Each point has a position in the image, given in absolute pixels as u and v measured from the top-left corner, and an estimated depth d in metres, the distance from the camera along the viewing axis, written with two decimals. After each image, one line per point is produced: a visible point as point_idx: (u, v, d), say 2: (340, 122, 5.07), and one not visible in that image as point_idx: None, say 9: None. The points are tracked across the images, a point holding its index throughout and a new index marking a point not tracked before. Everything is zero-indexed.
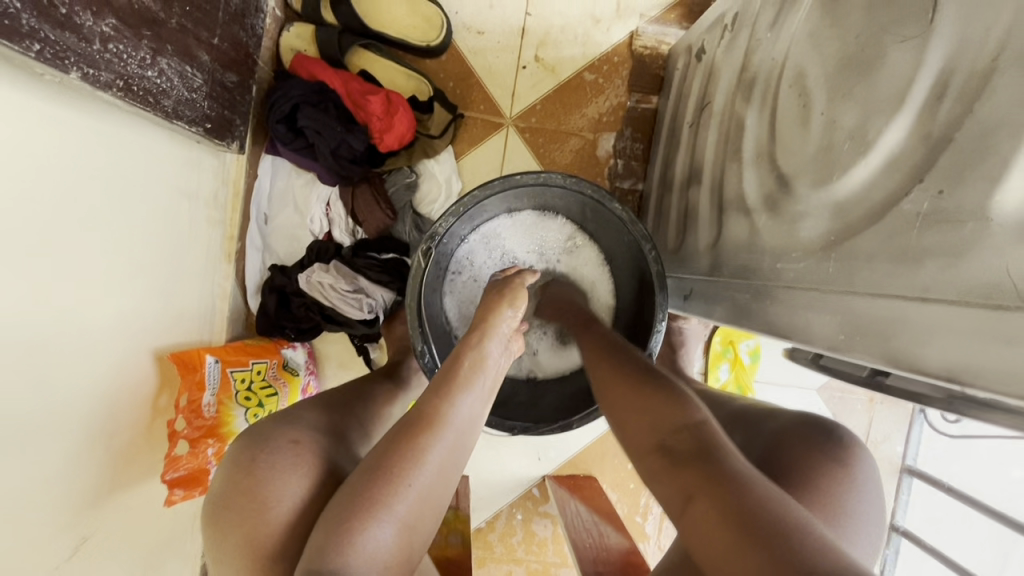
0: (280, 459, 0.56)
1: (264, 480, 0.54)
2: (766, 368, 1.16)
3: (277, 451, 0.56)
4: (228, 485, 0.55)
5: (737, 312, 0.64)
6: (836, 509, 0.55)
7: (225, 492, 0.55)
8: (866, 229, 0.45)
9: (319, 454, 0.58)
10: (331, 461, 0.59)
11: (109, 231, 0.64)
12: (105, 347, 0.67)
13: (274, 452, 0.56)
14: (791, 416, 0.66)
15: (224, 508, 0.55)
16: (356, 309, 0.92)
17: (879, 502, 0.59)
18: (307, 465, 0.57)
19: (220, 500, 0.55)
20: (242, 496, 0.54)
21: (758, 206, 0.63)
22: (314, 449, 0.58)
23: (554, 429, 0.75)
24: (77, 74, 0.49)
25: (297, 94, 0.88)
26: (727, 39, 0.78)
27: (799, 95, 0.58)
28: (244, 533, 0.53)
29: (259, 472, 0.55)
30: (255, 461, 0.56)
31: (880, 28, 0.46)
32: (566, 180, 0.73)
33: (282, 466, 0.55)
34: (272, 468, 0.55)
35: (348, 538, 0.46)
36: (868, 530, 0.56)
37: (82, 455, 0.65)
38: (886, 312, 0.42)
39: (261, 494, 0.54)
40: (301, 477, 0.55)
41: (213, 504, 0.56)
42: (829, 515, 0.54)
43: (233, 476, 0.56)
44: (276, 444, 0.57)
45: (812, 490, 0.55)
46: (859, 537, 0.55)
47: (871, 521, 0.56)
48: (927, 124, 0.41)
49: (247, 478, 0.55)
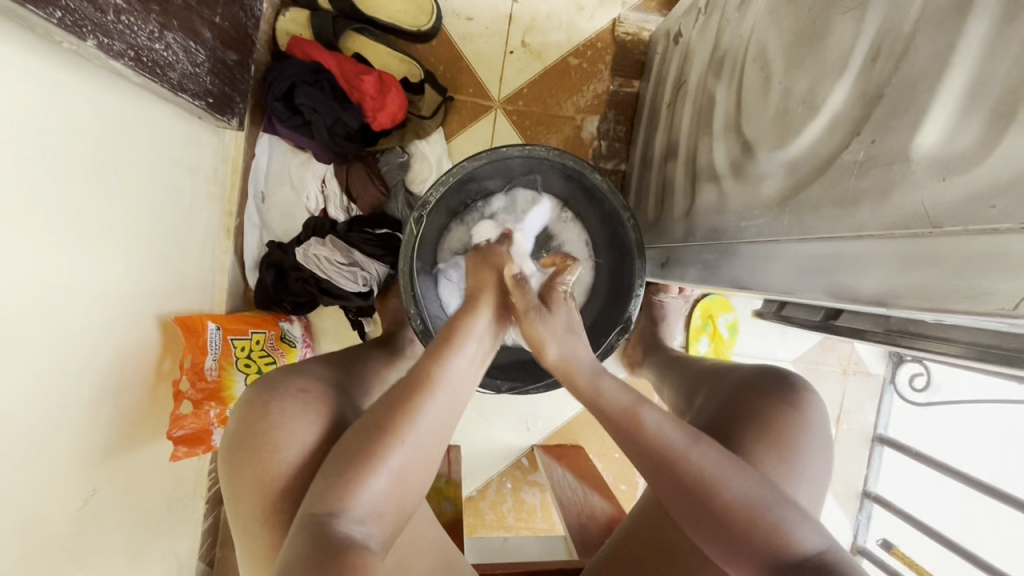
0: (290, 405, 0.60)
1: (275, 422, 0.58)
2: (744, 342, 1.22)
3: (288, 398, 0.60)
4: (240, 428, 0.59)
5: (708, 272, 0.69)
6: (788, 448, 0.61)
7: (236, 433, 0.59)
8: (814, 181, 0.50)
9: (326, 404, 0.63)
10: (335, 411, 0.63)
11: (118, 198, 0.68)
12: (114, 309, 0.70)
13: (284, 399, 0.60)
14: (750, 368, 0.71)
15: (237, 446, 0.59)
16: (352, 281, 0.97)
17: (827, 437, 0.64)
18: (314, 412, 0.61)
19: (231, 440, 0.59)
20: (253, 436, 0.58)
21: (726, 172, 0.68)
22: (321, 399, 0.63)
23: (538, 388, 0.80)
24: (93, 42, 0.53)
25: (294, 74, 0.92)
26: (700, 21, 0.83)
27: (761, 67, 0.63)
28: (255, 469, 0.57)
29: (271, 416, 0.59)
30: (266, 406, 0.60)
31: (827, 1, 0.52)
32: (549, 152, 0.79)
33: (291, 412, 0.59)
34: (282, 413, 0.59)
35: (346, 488, 0.50)
36: (816, 462, 0.62)
37: (92, 410, 0.69)
38: (829, 252, 0.47)
39: (270, 435, 0.58)
40: (309, 422, 0.60)
41: (225, 445, 0.60)
42: (781, 454, 0.60)
43: (245, 419, 0.60)
44: (286, 391, 0.61)
45: (767, 431, 0.61)
46: (807, 472, 0.61)
47: (817, 454, 0.62)
48: (864, 83, 0.46)
49: (259, 421, 0.59)
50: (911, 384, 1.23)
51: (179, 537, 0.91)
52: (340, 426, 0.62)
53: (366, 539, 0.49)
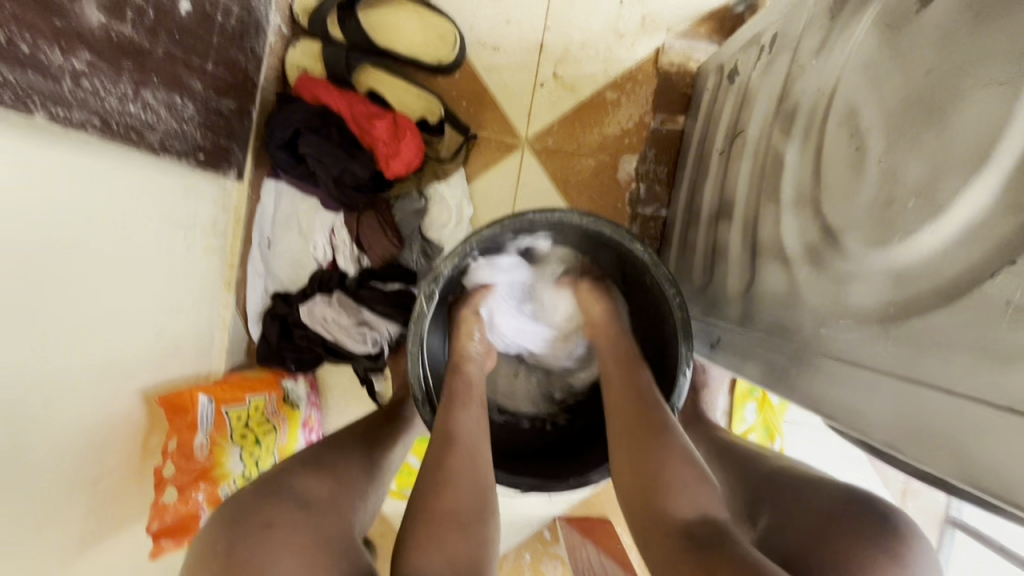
0: (253, 548, 0.46)
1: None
2: (796, 409, 1.08)
3: (254, 538, 0.47)
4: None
5: (772, 373, 0.58)
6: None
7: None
8: (937, 308, 0.38)
9: (304, 530, 0.50)
10: (317, 541, 0.50)
11: (96, 270, 0.61)
12: (89, 391, 0.63)
13: (248, 539, 0.47)
14: (839, 492, 0.57)
15: None
16: (359, 342, 0.89)
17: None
18: (292, 550, 0.47)
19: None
20: None
21: (798, 257, 0.56)
22: (297, 531, 0.49)
23: (564, 487, 0.69)
24: (44, 115, 0.46)
25: (298, 120, 0.84)
26: (764, 61, 0.71)
27: (851, 135, 0.51)
28: None
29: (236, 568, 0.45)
30: (227, 556, 0.46)
31: (957, 68, 0.40)
32: (583, 219, 0.68)
33: (263, 558, 0.46)
34: (248, 561, 0.45)
35: (426, 545, 0.52)
36: None
37: (65, 507, 0.62)
38: (968, 418, 0.35)
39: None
40: (293, 555, 0.47)
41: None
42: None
43: (201, 572, 0.46)
44: (245, 529, 0.48)
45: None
46: None
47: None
48: (1020, 192, 0.34)
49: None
50: None
51: None
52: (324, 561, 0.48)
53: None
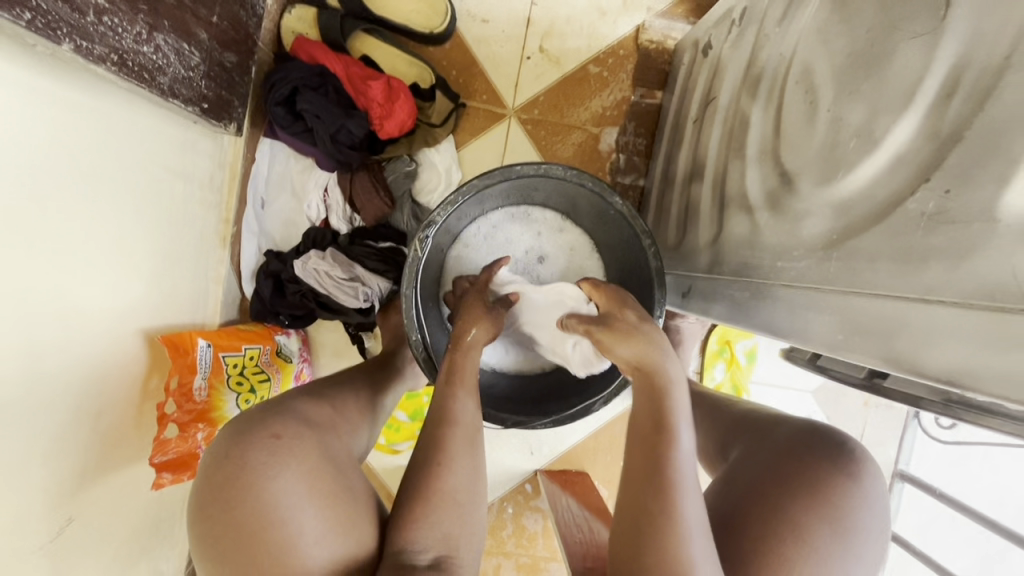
0: (261, 455, 0.51)
1: (255, 478, 0.50)
2: (761, 370, 1.16)
3: (258, 445, 0.52)
4: (211, 491, 0.50)
5: (736, 310, 0.64)
6: (835, 523, 0.52)
7: (213, 497, 0.50)
8: (868, 228, 0.45)
9: (307, 445, 0.54)
10: (317, 449, 0.55)
11: (102, 208, 0.64)
12: (95, 326, 0.66)
13: (254, 445, 0.52)
14: (793, 427, 0.63)
15: (209, 500, 0.50)
16: (351, 297, 0.92)
17: (882, 520, 0.55)
18: (293, 456, 0.52)
19: (210, 503, 0.50)
20: (226, 489, 0.50)
21: (760, 203, 0.62)
22: (297, 442, 0.54)
23: (546, 423, 0.74)
24: (69, 45, 0.49)
25: (297, 78, 0.88)
26: (734, 34, 0.77)
27: (806, 91, 0.57)
28: (232, 525, 0.49)
29: (246, 470, 0.50)
30: (237, 460, 0.51)
31: (891, 24, 0.46)
32: (567, 173, 0.73)
33: (270, 462, 0.51)
34: (255, 464, 0.50)
35: (423, 522, 0.54)
36: (869, 539, 0.54)
37: (71, 435, 0.64)
38: (890, 313, 0.41)
39: (255, 490, 0.49)
40: (295, 465, 0.52)
41: (200, 513, 0.51)
42: (831, 525, 0.52)
43: (214, 470, 0.51)
44: (254, 438, 0.52)
45: (822, 506, 0.53)
46: (861, 546, 0.53)
47: (874, 523, 0.54)
48: (935, 121, 0.40)
49: (236, 475, 0.50)
50: (936, 420, 1.17)
51: (164, 560, 0.87)
52: (322, 468, 0.53)
53: (436, 563, 0.52)
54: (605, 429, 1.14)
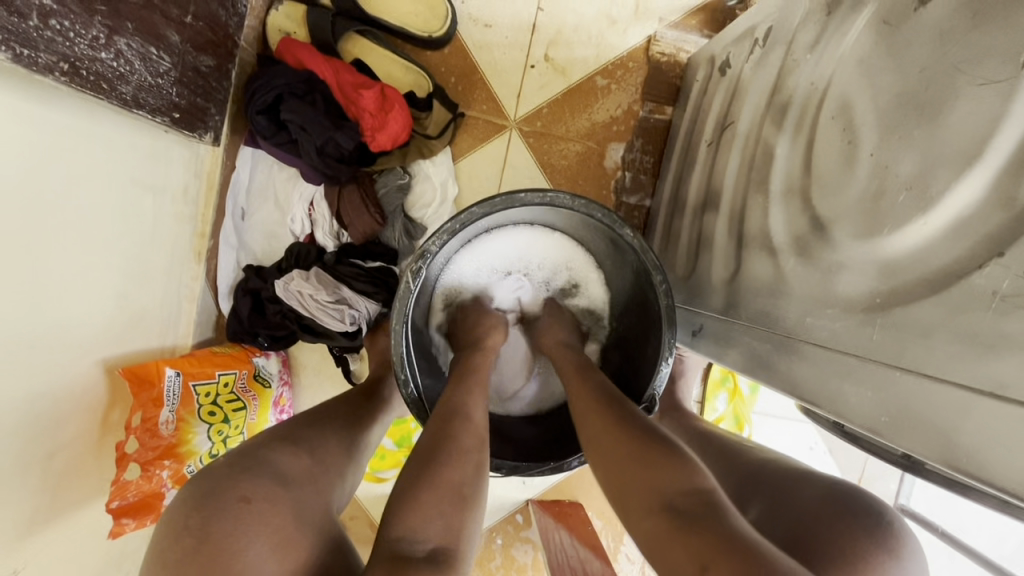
0: (227, 526, 0.44)
1: (221, 557, 0.43)
2: (764, 400, 1.12)
3: (224, 516, 0.45)
4: (166, 568, 0.43)
5: (755, 360, 0.59)
6: None
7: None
8: (920, 298, 0.40)
9: (279, 511, 0.48)
10: (292, 515, 0.49)
11: (56, 228, 0.57)
12: (45, 359, 0.59)
13: (218, 516, 0.45)
14: (816, 491, 0.59)
15: None
16: (337, 320, 0.85)
17: None
18: (266, 527, 0.46)
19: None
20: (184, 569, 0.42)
21: (785, 247, 0.57)
22: (269, 508, 0.47)
23: (544, 471, 0.69)
24: (6, 54, 0.43)
25: (282, 83, 0.81)
26: (757, 55, 0.72)
27: (843, 129, 0.52)
28: None
29: (210, 547, 0.43)
30: (199, 530, 0.44)
31: (951, 66, 0.41)
32: (574, 201, 0.67)
33: (238, 537, 0.44)
34: (220, 540, 0.43)
35: (424, 512, 0.49)
36: None
37: (17, 482, 0.58)
38: (950, 403, 0.36)
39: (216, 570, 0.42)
40: (265, 539, 0.45)
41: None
42: None
43: (171, 546, 0.44)
44: (220, 504, 0.46)
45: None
46: None
47: None
48: (1008, 186, 0.35)
49: (195, 551, 0.43)
50: None
51: None
52: (295, 540, 0.47)
53: (434, 553, 0.47)
54: None
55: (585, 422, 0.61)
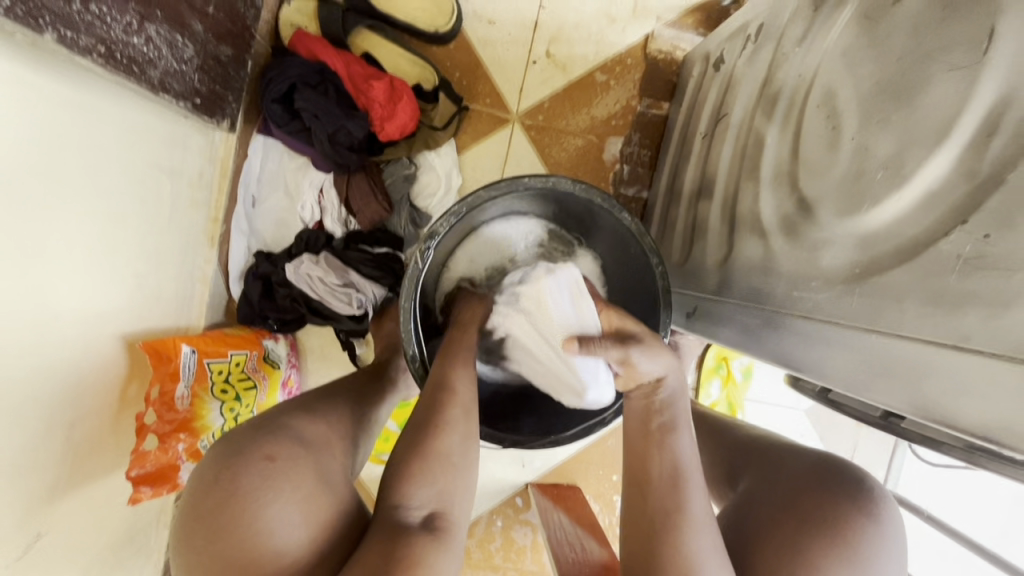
0: (253, 480, 0.47)
1: (248, 507, 0.46)
2: (755, 387, 1.15)
3: (249, 470, 0.48)
4: (198, 518, 0.46)
5: (745, 336, 0.63)
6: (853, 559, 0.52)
7: (199, 525, 0.46)
8: (895, 266, 0.44)
9: (302, 466, 0.51)
10: (315, 471, 0.51)
11: (83, 204, 0.60)
12: (70, 330, 0.62)
13: (246, 470, 0.48)
14: (808, 459, 0.62)
15: (194, 530, 0.46)
16: (344, 303, 0.89)
17: (900, 554, 0.54)
18: (288, 481, 0.48)
19: (195, 533, 0.46)
20: (215, 519, 0.46)
21: (773, 228, 0.61)
22: (293, 465, 0.50)
23: (545, 444, 0.74)
24: (52, 35, 0.50)
25: (295, 73, 0.84)
26: (748, 50, 0.76)
27: (828, 116, 0.55)
28: (219, 559, 0.45)
29: (237, 498, 0.46)
30: (228, 484, 0.47)
31: (924, 54, 0.45)
32: (576, 187, 0.70)
33: (263, 490, 0.47)
34: (245, 491, 0.46)
35: (420, 478, 0.53)
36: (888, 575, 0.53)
37: (42, 446, 0.60)
38: (921, 358, 0.40)
39: (242, 519, 0.45)
40: (290, 489, 0.48)
41: (185, 540, 0.46)
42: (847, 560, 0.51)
43: (200, 497, 0.47)
44: (246, 460, 0.48)
45: (841, 545, 0.52)
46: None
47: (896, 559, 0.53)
48: (972, 161, 0.39)
49: (225, 501, 0.46)
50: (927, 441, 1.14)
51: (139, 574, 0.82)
52: (318, 493, 0.50)
53: (431, 517, 0.51)
54: (598, 443, 1.12)
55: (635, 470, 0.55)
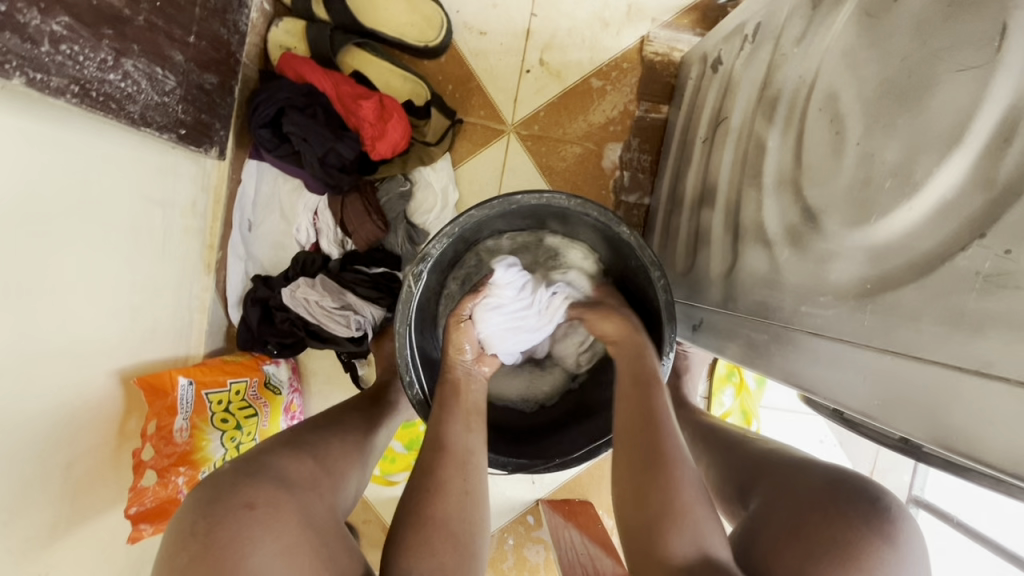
0: (234, 530, 0.45)
1: (229, 557, 0.44)
2: (769, 394, 1.12)
3: (229, 518, 0.46)
4: (178, 574, 0.44)
5: (752, 352, 0.60)
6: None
7: None
8: (907, 282, 0.41)
9: (284, 512, 0.49)
10: (297, 517, 0.50)
11: (71, 243, 0.59)
12: (64, 369, 0.61)
13: (224, 518, 0.46)
14: (820, 476, 0.59)
15: None
16: (343, 326, 0.87)
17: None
18: (268, 528, 0.46)
19: None
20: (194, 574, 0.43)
21: (778, 239, 0.58)
22: (274, 511, 0.48)
23: (550, 467, 0.70)
24: (21, 79, 0.46)
25: (283, 97, 0.83)
26: (746, 51, 0.73)
27: (831, 120, 0.52)
28: None
29: (217, 549, 0.44)
30: (207, 534, 0.45)
31: (930, 54, 0.42)
32: (571, 201, 0.68)
33: (245, 538, 0.45)
34: (226, 541, 0.45)
35: (420, 553, 0.51)
36: None
37: (40, 490, 0.60)
38: (938, 383, 0.37)
39: (224, 571, 0.43)
40: (272, 539, 0.46)
41: None
42: None
43: (178, 551, 0.45)
44: (226, 509, 0.47)
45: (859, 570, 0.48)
46: None
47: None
48: (987, 169, 0.36)
49: (207, 553, 0.44)
50: None
51: None
52: (302, 539, 0.48)
53: None
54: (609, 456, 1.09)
55: (622, 442, 0.60)
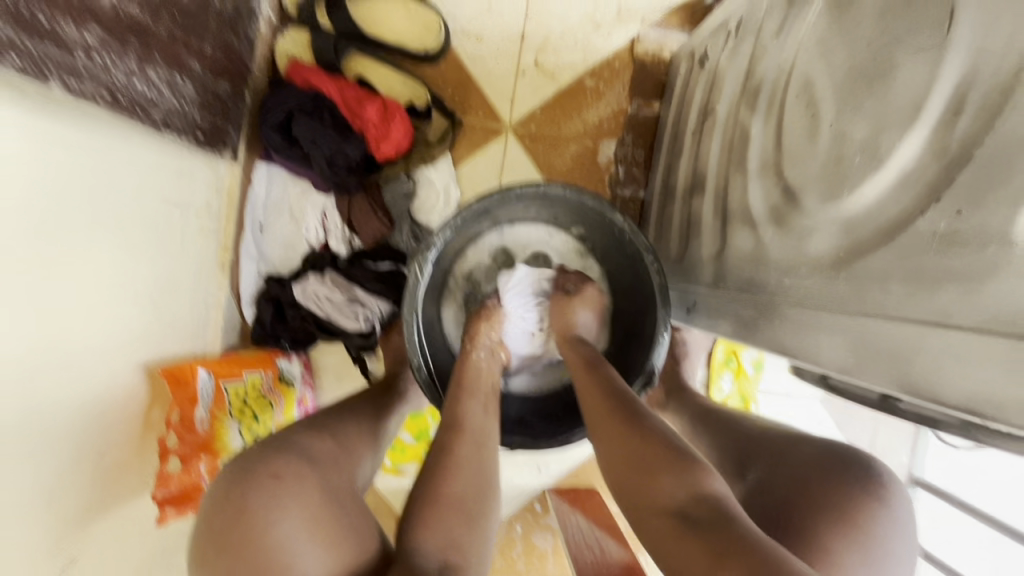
0: (260, 497, 0.49)
1: (255, 522, 0.47)
2: (767, 379, 1.14)
3: (255, 488, 0.50)
4: (213, 534, 0.48)
5: (742, 327, 0.63)
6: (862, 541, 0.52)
7: (210, 544, 0.48)
8: (876, 248, 0.44)
9: (306, 481, 0.53)
10: (318, 487, 0.53)
11: (101, 242, 0.63)
12: (94, 361, 0.65)
13: (251, 487, 0.50)
14: (815, 448, 0.62)
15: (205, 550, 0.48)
16: (352, 319, 0.93)
17: (909, 537, 0.54)
18: (290, 497, 0.50)
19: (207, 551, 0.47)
20: (224, 537, 0.47)
21: (763, 220, 0.61)
22: (296, 480, 0.52)
23: (553, 443, 0.74)
24: (59, 83, 0.52)
25: (292, 103, 0.88)
26: (730, 45, 0.77)
27: (807, 104, 0.56)
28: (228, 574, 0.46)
29: (245, 514, 0.48)
30: (237, 501, 0.49)
31: (890, 39, 0.45)
32: (566, 191, 0.72)
33: (269, 505, 0.49)
34: (252, 507, 0.48)
35: (432, 526, 0.55)
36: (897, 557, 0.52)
37: (76, 473, 0.63)
38: (905, 337, 0.40)
39: (251, 533, 0.47)
40: (295, 506, 0.50)
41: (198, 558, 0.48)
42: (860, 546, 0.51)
43: (211, 516, 0.49)
44: (253, 479, 0.51)
45: (851, 530, 0.52)
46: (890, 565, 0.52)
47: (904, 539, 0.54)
48: (942, 140, 0.40)
49: (236, 519, 0.48)
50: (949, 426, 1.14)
51: None
52: (323, 507, 0.51)
53: (446, 564, 0.51)
54: None
55: (596, 428, 0.61)
